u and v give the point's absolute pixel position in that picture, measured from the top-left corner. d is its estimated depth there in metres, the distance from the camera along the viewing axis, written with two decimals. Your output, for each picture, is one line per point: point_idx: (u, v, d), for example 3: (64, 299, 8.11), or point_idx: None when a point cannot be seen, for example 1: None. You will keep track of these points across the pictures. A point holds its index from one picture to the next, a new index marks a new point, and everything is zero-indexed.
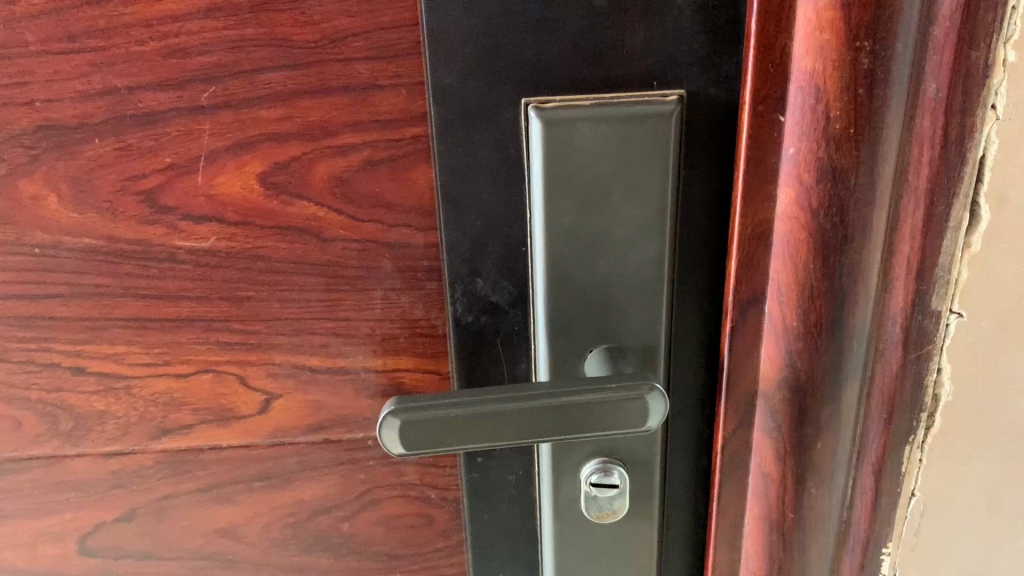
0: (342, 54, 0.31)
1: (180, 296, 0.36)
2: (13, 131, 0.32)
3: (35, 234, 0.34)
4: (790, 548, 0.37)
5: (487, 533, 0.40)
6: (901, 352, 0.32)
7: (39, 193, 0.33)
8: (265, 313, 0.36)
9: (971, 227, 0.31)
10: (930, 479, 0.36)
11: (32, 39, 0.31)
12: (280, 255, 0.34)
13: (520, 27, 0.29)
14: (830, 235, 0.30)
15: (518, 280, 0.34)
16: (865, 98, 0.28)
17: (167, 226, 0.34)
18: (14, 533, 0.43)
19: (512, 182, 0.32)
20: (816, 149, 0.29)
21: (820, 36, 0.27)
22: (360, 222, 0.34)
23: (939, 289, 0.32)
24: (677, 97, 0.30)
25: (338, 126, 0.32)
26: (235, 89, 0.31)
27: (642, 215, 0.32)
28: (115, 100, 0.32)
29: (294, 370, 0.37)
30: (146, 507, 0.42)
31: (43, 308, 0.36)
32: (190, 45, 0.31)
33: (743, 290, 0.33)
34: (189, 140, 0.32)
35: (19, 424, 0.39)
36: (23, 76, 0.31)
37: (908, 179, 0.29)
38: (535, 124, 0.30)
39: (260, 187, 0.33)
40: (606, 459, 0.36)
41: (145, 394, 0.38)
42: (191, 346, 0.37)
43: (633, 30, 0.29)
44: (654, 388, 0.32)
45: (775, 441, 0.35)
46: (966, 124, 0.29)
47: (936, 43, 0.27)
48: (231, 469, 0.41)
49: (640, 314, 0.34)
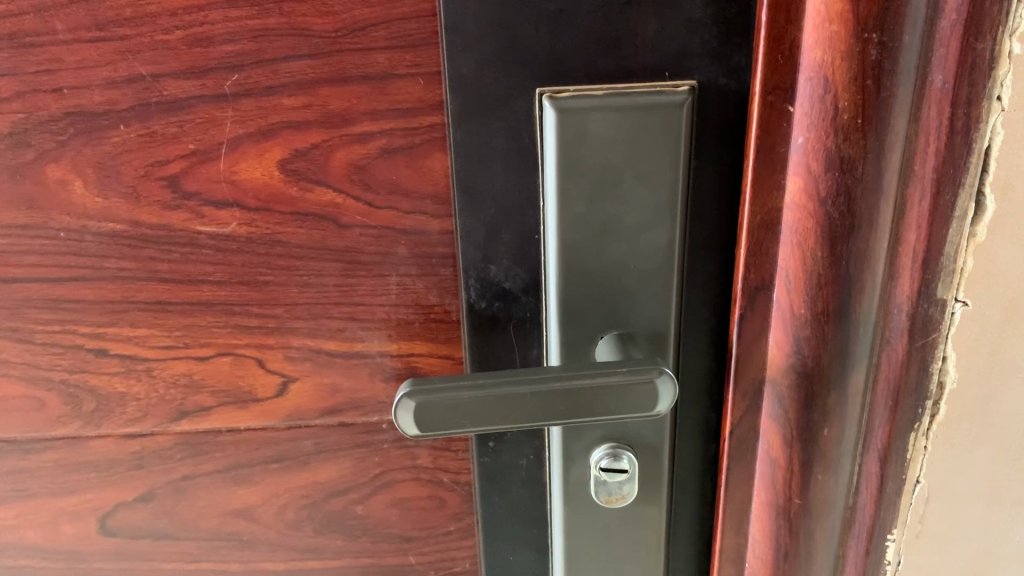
0: (361, 44, 0.32)
1: (201, 281, 0.36)
2: (41, 117, 0.33)
3: (61, 218, 0.35)
4: (796, 533, 0.37)
5: (498, 515, 0.41)
6: (907, 339, 0.33)
7: (65, 178, 0.34)
8: (284, 298, 0.37)
9: (976, 218, 0.31)
10: (934, 466, 0.37)
11: (62, 27, 0.32)
12: (299, 240, 0.35)
13: (536, 18, 0.30)
14: (838, 224, 0.30)
15: (531, 266, 0.35)
16: (872, 89, 0.28)
17: (189, 211, 0.35)
18: (36, 511, 0.44)
19: (526, 170, 0.33)
20: (824, 138, 0.29)
21: (829, 27, 0.28)
22: (377, 209, 0.35)
23: (945, 278, 0.32)
24: (689, 87, 0.31)
25: (357, 114, 0.33)
26: (257, 77, 0.32)
27: (653, 202, 0.32)
28: (141, 88, 0.33)
29: (311, 353, 0.38)
30: (166, 487, 0.43)
31: (68, 291, 0.37)
32: (213, 34, 0.32)
33: (751, 277, 0.34)
34: (211, 127, 0.33)
35: (42, 404, 0.40)
36: (52, 63, 0.32)
37: (915, 169, 0.30)
38: (549, 113, 0.31)
39: (280, 174, 0.34)
40: (615, 444, 0.37)
41: (165, 376, 0.39)
42: (211, 329, 0.38)
43: (646, 21, 0.30)
44: (664, 372, 0.32)
45: (781, 427, 0.35)
46: (971, 114, 0.29)
47: (943, 35, 0.28)
48: (248, 450, 0.41)
49: (650, 300, 0.34)
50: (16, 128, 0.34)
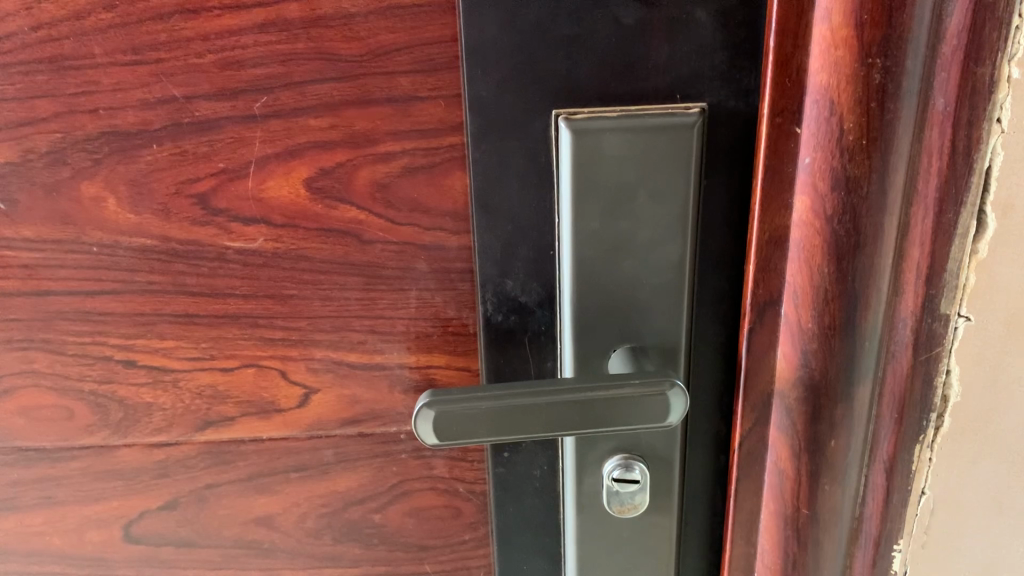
0: (385, 68, 0.33)
1: (227, 294, 0.38)
2: (77, 136, 0.35)
3: (94, 233, 0.37)
4: (804, 544, 0.38)
5: (513, 525, 0.42)
6: (911, 353, 0.34)
7: (99, 196, 0.36)
8: (307, 311, 0.38)
9: (978, 235, 0.32)
10: (939, 478, 0.38)
11: (99, 51, 0.33)
12: (323, 255, 0.37)
13: (553, 43, 0.31)
14: (843, 240, 0.31)
15: (545, 281, 0.36)
16: (877, 111, 0.29)
17: (217, 227, 0.36)
18: (62, 518, 0.45)
19: (543, 189, 0.34)
20: (830, 159, 0.30)
21: (834, 53, 0.29)
22: (398, 225, 0.36)
23: (948, 293, 0.33)
24: (699, 109, 0.32)
25: (380, 135, 0.34)
26: (285, 99, 0.34)
27: (664, 220, 0.34)
28: (175, 109, 0.34)
29: (333, 365, 0.40)
30: (190, 495, 0.44)
31: (99, 303, 0.38)
32: (244, 57, 0.33)
33: (760, 293, 0.35)
34: (241, 147, 0.35)
35: (72, 413, 0.41)
36: (89, 85, 0.34)
37: (918, 188, 0.31)
38: (565, 134, 0.32)
39: (306, 191, 0.35)
40: (627, 455, 0.38)
41: (192, 387, 0.40)
42: (237, 341, 0.39)
43: (658, 46, 0.31)
44: (675, 385, 0.33)
45: (789, 438, 0.36)
46: (972, 136, 0.30)
47: (945, 60, 0.29)
48: (270, 459, 0.43)
49: (662, 315, 0.36)
50: (53, 146, 0.35)
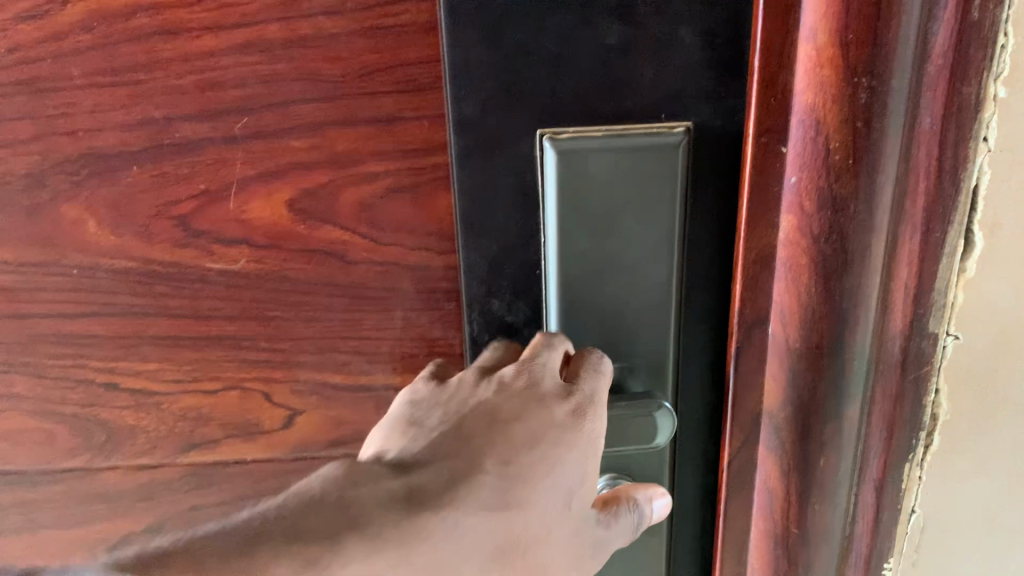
0: (368, 88, 0.33)
1: (211, 316, 0.37)
2: (56, 159, 0.34)
3: (75, 256, 0.36)
4: (794, 563, 0.38)
5: None
6: (899, 373, 0.34)
7: (80, 218, 0.35)
8: (291, 332, 0.38)
9: (965, 254, 0.31)
10: (929, 497, 0.37)
11: (78, 73, 0.33)
12: (308, 275, 0.36)
13: (537, 62, 0.31)
14: (830, 259, 0.31)
15: (531, 300, 0.36)
16: (863, 131, 0.29)
17: (199, 249, 0.36)
18: (46, 542, 0.45)
19: (527, 210, 0.33)
20: (816, 178, 0.30)
21: (820, 72, 0.29)
22: (383, 246, 0.36)
23: (937, 312, 0.32)
24: (685, 128, 0.32)
25: (363, 155, 0.34)
26: (268, 120, 0.33)
27: (652, 238, 0.33)
28: (156, 130, 0.34)
29: (318, 387, 0.39)
30: (175, 518, 0.43)
31: (81, 326, 0.38)
32: (225, 78, 0.33)
33: (747, 312, 0.34)
34: (223, 168, 0.34)
35: (54, 437, 0.41)
36: (68, 107, 0.33)
37: (907, 208, 0.30)
38: (549, 153, 0.32)
39: (289, 213, 0.35)
40: (616, 476, 0.39)
41: (176, 409, 0.40)
42: (221, 363, 0.39)
43: (643, 65, 0.31)
44: (663, 407, 0.36)
45: (778, 458, 0.36)
46: (959, 155, 0.29)
47: (931, 79, 0.28)
48: (255, 481, 0.42)
49: (650, 332, 0.35)
50: (32, 169, 0.35)
